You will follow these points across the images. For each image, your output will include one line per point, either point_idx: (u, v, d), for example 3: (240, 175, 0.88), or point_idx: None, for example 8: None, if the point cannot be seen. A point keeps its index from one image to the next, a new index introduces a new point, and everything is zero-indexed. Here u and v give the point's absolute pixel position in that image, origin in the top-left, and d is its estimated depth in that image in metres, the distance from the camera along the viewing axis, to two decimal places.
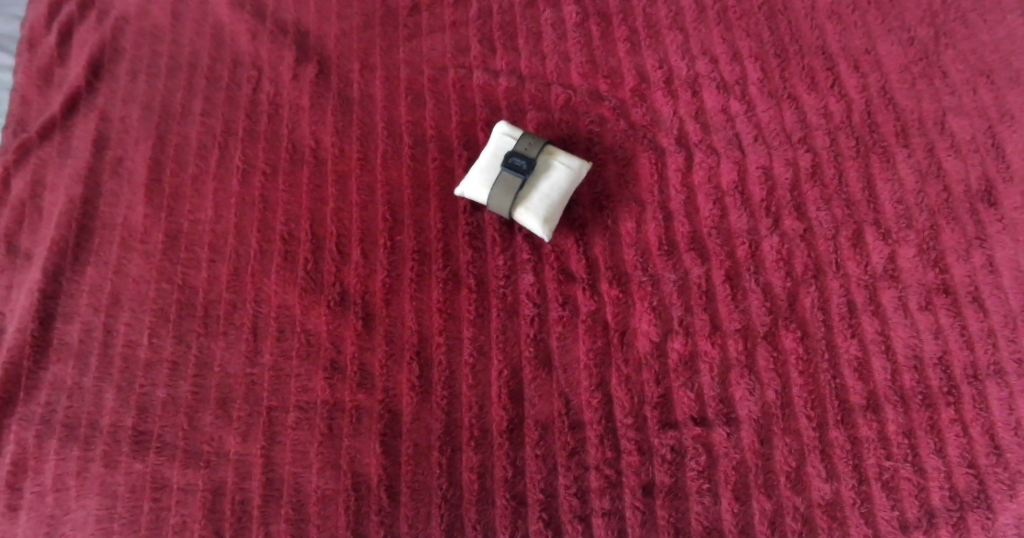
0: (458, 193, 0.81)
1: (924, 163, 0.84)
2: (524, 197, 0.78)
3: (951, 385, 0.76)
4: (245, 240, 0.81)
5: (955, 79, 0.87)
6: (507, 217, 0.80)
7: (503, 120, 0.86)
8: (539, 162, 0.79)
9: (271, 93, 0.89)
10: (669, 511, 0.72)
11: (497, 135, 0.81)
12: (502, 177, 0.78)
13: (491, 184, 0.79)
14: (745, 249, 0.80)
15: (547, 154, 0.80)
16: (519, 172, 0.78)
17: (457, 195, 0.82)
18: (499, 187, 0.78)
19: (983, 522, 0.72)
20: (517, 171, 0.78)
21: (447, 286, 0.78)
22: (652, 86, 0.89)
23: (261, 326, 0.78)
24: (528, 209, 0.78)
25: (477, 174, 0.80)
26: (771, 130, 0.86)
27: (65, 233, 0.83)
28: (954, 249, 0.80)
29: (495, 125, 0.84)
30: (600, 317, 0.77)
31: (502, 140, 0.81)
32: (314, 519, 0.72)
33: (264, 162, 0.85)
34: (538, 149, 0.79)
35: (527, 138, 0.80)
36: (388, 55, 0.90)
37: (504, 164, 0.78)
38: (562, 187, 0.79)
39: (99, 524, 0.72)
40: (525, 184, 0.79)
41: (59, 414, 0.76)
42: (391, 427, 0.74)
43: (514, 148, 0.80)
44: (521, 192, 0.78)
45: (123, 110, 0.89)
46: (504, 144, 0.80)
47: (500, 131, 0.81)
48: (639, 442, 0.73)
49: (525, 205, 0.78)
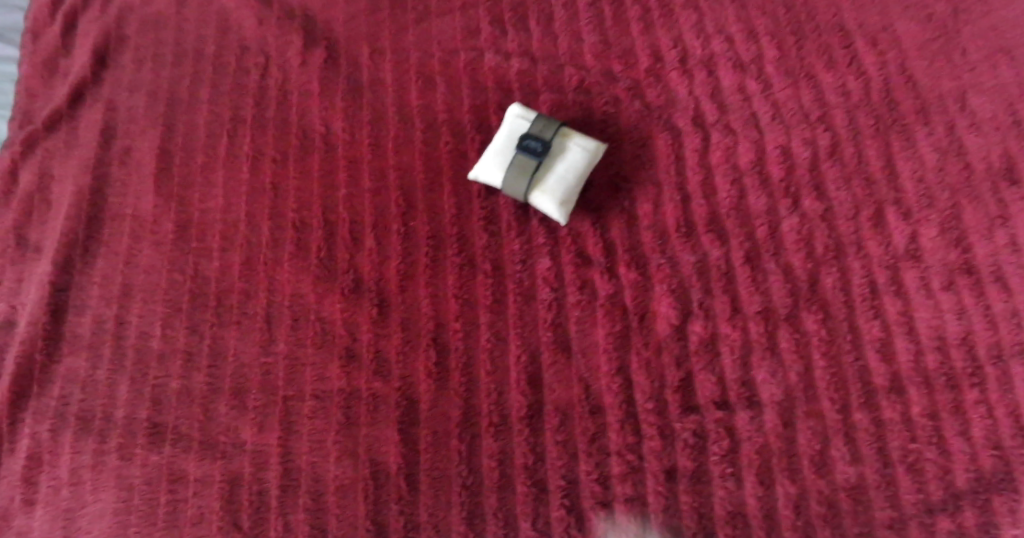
0: (472, 177, 0.80)
1: (944, 142, 0.82)
2: (543, 181, 0.77)
3: (975, 366, 0.74)
4: (256, 227, 0.80)
5: (975, 56, 0.86)
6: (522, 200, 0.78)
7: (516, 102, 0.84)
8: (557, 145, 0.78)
9: (278, 79, 0.87)
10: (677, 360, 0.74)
11: (511, 117, 0.80)
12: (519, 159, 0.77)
13: (507, 167, 0.78)
14: (765, 230, 0.79)
15: (565, 137, 0.78)
16: (537, 155, 0.77)
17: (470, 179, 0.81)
18: (516, 170, 0.77)
19: (1010, 505, 0.70)
20: (535, 154, 0.77)
21: (463, 271, 0.77)
22: (667, 65, 0.87)
23: (274, 314, 0.77)
24: (549, 194, 0.77)
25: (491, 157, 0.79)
26: (789, 109, 0.85)
27: (75, 224, 0.82)
28: (977, 229, 0.79)
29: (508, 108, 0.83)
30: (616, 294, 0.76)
31: (517, 121, 0.79)
32: (333, 508, 0.70)
33: (274, 149, 0.84)
34: (555, 132, 0.78)
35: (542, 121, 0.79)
36: (396, 39, 0.89)
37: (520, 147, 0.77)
38: (580, 171, 0.78)
39: (116, 516, 0.71)
40: (542, 168, 0.78)
41: (73, 407, 0.76)
42: (409, 414, 0.72)
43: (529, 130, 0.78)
44: (539, 177, 0.77)
45: (129, 100, 0.88)
46: (518, 126, 0.79)
47: (513, 113, 0.80)
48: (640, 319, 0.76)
49: (545, 189, 0.77)
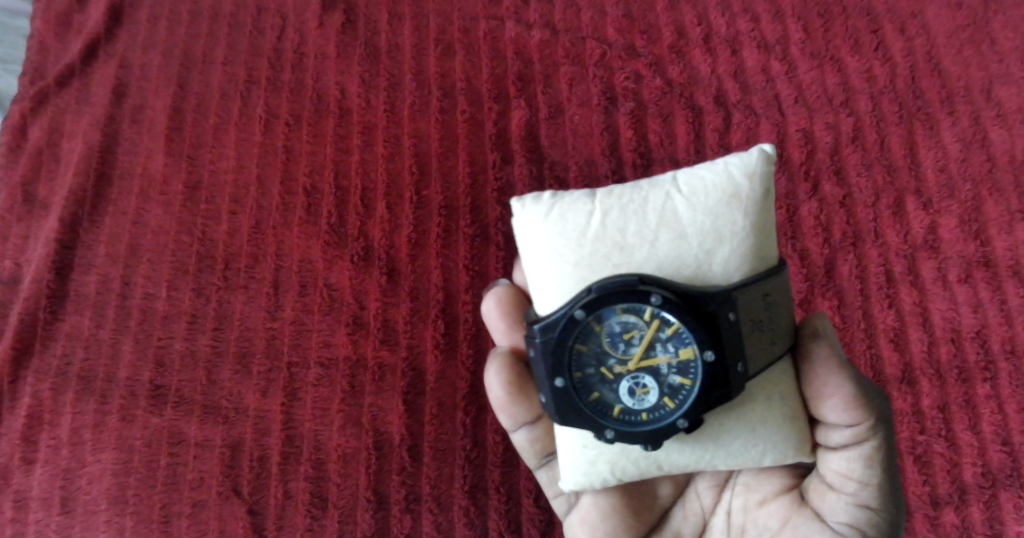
0: (527, 201, 0.60)
1: (969, 132, 0.79)
2: (706, 213, 0.58)
3: (988, 360, 0.74)
4: (267, 191, 0.79)
5: (1004, 46, 0.81)
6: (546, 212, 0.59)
7: (686, 175, 0.60)
8: (590, 346, 0.56)
9: (294, 41, 0.85)
10: (521, 432, 0.65)
11: (549, 212, 0.59)
12: (639, 238, 0.58)
13: (608, 191, 0.60)
14: (783, 214, 0.78)
15: (547, 351, 0.56)
16: (669, 291, 0.55)
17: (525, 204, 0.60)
18: (755, 226, 0.58)
19: (1016, 501, 0.71)
20: (657, 272, 0.57)
21: (475, 242, 0.76)
22: (691, 42, 0.83)
23: (282, 279, 0.76)
24: (830, 350, 0.58)
25: (694, 184, 0.59)
26: (813, 93, 0.81)
27: (83, 182, 0.81)
28: (997, 222, 0.77)
29: (689, 176, 0.59)
30: (772, 339, 0.58)
31: (555, 230, 0.59)
32: (334, 476, 0.71)
33: (287, 112, 0.82)
34: (574, 332, 0.55)
35: (608, 294, 0.55)
36: (416, 3, 0.85)
37: (626, 243, 0.58)
38: (500, 351, 0.66)
39: (115, 477, 0.72)
40: (689, 289, 0.55)
41: (76, 366, 0.75)
42: (415, 386, 0.72)
43: (571, 254, 0.58)
44: (729, 223, 0.57)
45: (143, 57, 0.86)
46: (546, 247, 0.59)
47: (526, 221, 0.60)
48: (799, 346, 0.59)
49: (813, 336, 0.59)
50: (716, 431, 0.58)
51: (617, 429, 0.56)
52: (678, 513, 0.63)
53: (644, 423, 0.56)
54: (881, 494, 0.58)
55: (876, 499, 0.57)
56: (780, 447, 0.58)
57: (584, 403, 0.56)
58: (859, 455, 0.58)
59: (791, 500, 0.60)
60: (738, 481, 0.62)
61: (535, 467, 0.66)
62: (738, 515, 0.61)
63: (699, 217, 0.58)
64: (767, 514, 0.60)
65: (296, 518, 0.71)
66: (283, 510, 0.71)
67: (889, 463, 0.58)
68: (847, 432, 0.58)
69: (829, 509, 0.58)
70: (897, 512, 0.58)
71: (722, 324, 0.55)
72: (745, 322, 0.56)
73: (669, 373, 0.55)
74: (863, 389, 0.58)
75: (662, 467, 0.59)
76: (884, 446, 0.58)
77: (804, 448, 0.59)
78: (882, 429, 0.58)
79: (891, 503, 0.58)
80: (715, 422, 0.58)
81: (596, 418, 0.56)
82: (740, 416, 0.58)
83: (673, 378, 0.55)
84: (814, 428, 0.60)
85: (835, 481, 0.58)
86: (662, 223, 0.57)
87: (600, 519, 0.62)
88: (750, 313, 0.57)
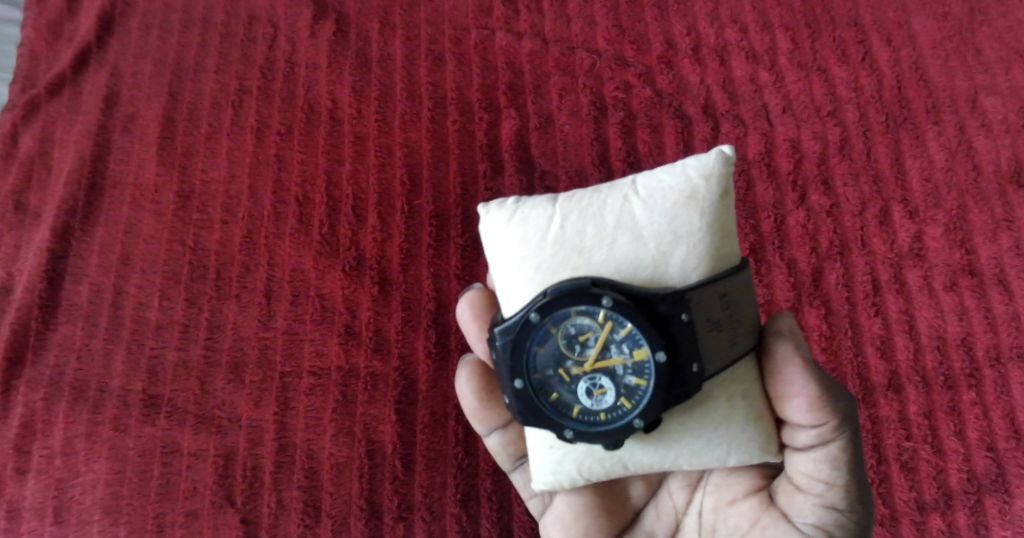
0: (488, 206, 0.61)
1: (955, 142, 0.80)
2: (664, 215, 0.58)
3: (973, 367, 0.75)
4: (259, 201, 0.80)
5: (989, 57, 0.83)
6: (507, 216, 0.60)
7: (645, 176, 0.60)
8: (548, 348, 0.57)
9: (286, 50, 0.85)
10: (494, 435, 0.66)
11: (512, 217, 0.60)
12: (597, 240, 0.58)
13: (567, 194, 0.60)
14: (771, 223, 0.79)
15: (507, 353, 0.57)
16: (623, 293, 0.55)
17: (487, 209, 0.61)
18: (712, 227, 0.58)
19: (1000, 506, 0.72)
20: (616, 274, 0.57)
21: (466, 252, 0.77)
22: (680, 52, 0.84)
23: (274, 289, 0.77)
24: (796, 350, 0.59)
25: (651, 186, 0.59)
26: (801, 103, 0.82)
27: (74, 192, 0.81)
28: (982, 231, 0.78)
29: (648, 177, 0.59)
30: (731, 339, 0.58)
31: (516, 234, 0.59)
32: (327, 485, 0.72)
33: (279, 122, 0.82)
34: (531, 335, 0.56)
35: (563, 297, 0.55)
36: (407, 14, 0.86)
37: (584, 246, 0.58)
38: (471, 357, 0.67)
39: (108, 487, 0.72)
40: (643, 292, 0.56)
41: (69, 376, 0.75)
42: (407, 396, 0.73)
43: (532, 257, 0.59)
44: (686, 224, 0.58)
45: (134, 66, 0.86)
46: (508, 250, 0.59)
47: (490, 225, 0.60)
48: (763, 346, 0.60)
49: (777, 336, 0.60)
50: (677, 432, 0.58)
51: (575, 429, 0.57)
52: (651, 513, 0.64)
53: (602, 424, 0.56)
54: (849, 495, 0.58)
55: (842, 500, 0.58)
56: (744, 447, 0.58)
57: (543, 405, 0.57)
58: (826, 456, 0.58)
59: (760, 501, 0.60)
60: (710, 481, 0.63)
61: (510, 470, 0.67)
62: (709, 515, 0.62)
63: (656, 218, 0.58)
64: (737, 514, 0.61)
65: (290, 527, 0.71)
66: (277, 519, 0.71)
67: (855, 463, 0.59)
68: (813, 433, 0.58)
69: (796, 509, 0.59)
70: (866, 511, 0.59)
71: (676, 325, 0.56)
72: (700, 321, 0.57)
73: (625, 374, 0.56)
74: (828, 390, 0.58)
75: (627, 467, 0.59)
76: (849, 447, 0.58)
77: (771, 449, 0.59)
78: (848, 430, 0.58)
79: (857, 504, 0.59)
80: (676, 423, 0.58)
81: (555, 419, 0.57)
82: (702, 417, 0.58)
83: (630, 379, 0.56)
84: (782, 427, 0.60)
85: (803, 483, 0.59)
86: (619, 226, 0.58)
87: (572, 519, 0.63)
88: (705, 314, 0.57)
